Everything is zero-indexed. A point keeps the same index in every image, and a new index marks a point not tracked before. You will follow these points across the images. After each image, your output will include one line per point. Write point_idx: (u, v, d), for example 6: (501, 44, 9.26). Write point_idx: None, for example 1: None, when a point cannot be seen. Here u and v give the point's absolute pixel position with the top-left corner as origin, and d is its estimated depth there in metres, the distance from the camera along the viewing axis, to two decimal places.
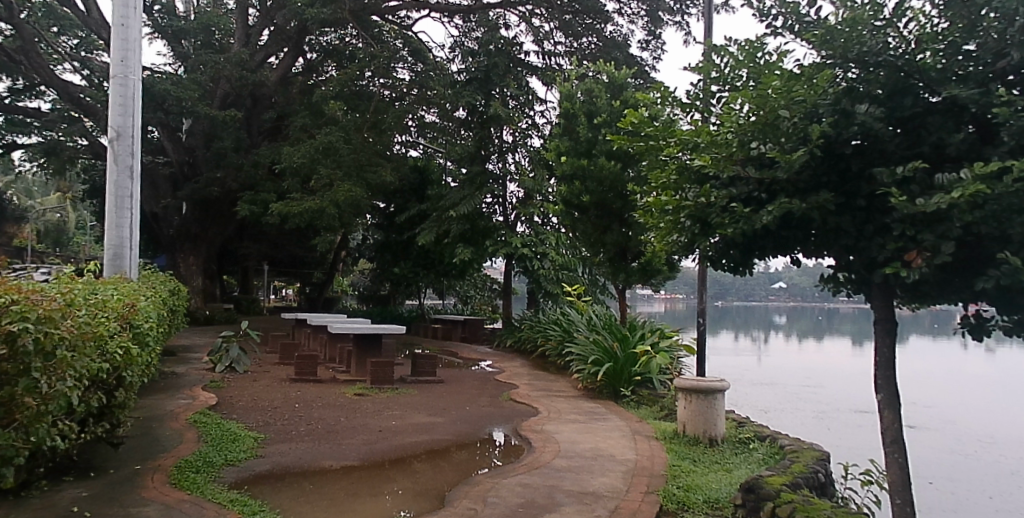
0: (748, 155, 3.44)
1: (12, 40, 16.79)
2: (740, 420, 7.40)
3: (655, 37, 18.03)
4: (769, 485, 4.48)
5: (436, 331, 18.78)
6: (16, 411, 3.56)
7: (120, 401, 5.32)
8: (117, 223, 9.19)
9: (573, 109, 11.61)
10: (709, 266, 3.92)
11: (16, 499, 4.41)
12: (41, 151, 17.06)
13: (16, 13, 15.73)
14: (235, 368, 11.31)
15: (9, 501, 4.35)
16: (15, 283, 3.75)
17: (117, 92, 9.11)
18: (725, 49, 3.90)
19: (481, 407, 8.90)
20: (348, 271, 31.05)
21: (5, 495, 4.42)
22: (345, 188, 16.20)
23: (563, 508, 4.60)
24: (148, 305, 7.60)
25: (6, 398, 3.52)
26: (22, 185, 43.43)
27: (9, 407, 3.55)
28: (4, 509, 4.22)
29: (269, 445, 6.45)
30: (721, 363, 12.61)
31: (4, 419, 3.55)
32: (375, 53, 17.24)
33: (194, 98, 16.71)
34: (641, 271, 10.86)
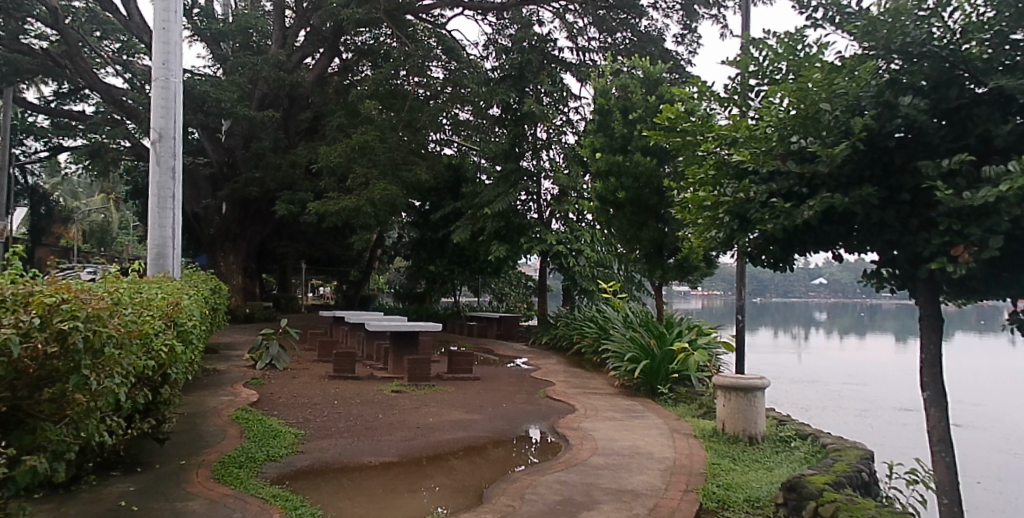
0: (789, 149, 3.38)
1: (59, 46, 17.39)
2: (781, 418, 7.28)
3: (691, 30, 17.77)
4: (811, 484, 4.41)
5: (472, 329, 18.84)
6: (67, 407, 3.42)
7: (165, 397, 5.54)
8: (160, 223, 9.47)
9: (607, 105, 11.53)
10: (749, 262, 3.86)
11: (66, 494, 4.61)
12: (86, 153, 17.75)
13: (60, 18, 16.28)
14: (275, 365, 11.55)
15: (60, 495, 4.56)
16: (62, 282, 3.69)
17: (160, 95, 9.37)
18: (763, 42, 3.88)
19: (517, 403, 8.95)
20: (384, 269, 31.43)
21: (56, 490, 4.64)
22: (380, 186, 16.39)
23: (602, 507, 4.60)
24: (191, 303, 7.87)
25: (57, 395, 3.35)
26: (69, 186, 44.95)
27: (60, 403, 3.39)
28: (57, 501, 4.43)
29: (309, 441, 6.59)
30: (761, 361, 12.41)
31: (55, 416, 3.40)
32: (409, 52, 17.42)
33: (232, 99, 17.11)
34: (677, 267, 10.79)
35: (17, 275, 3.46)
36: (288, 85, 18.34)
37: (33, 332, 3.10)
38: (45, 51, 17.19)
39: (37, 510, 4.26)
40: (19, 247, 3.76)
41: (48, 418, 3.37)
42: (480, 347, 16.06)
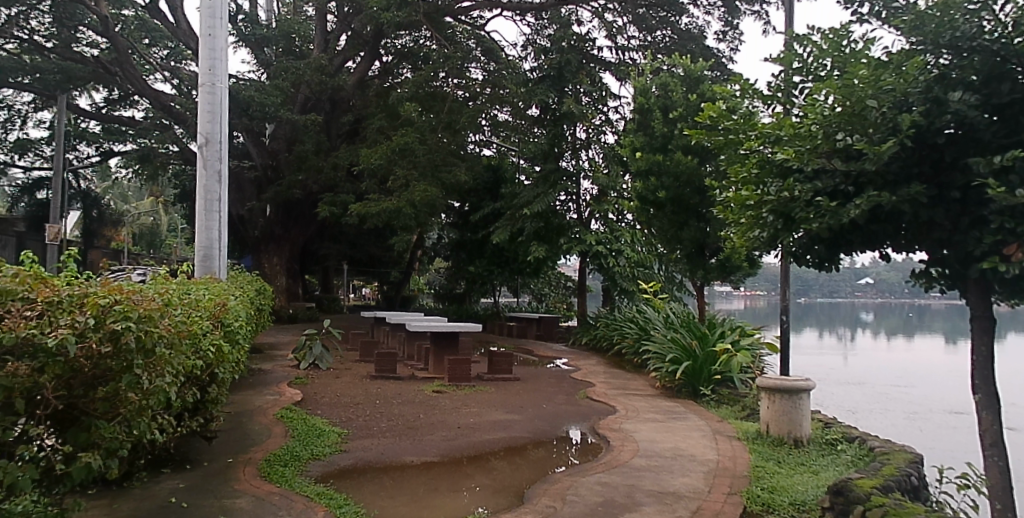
0: (834, 147, 3.35)
1: (110, 54, 17.99)
2: (827, 420, 7.14)
3: (733, 27, 17.51)
4: (858, 488, 4.32)
5: (512, 330, 18.90)
6: (120, 405, 3.56)
7: (213, 396, 5.72)
8: (207, 225, 9.75)
9: (647, 104, 11.44)
10: (794, 261, 3.81)
11: (119, 490, 4.79)
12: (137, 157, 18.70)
13: (111, 27, 16.86)
14: (318, 365, 11.78)
15: (112, 491, 4.73)
16: (117, 284, 3.81)
17: (206, 100, 9.65)
18: (808, 38, 3.84)
19: (558, 404, 8.95)
20: (424, 270, 31.75)
21: (109, 486, 4.81)
22: (421, 187, 16.60)
23: (643, 508, 4.59)
24: (237, 303, 8.10)
25: (110, 394, 3.47)
26: (119, 190, 46.45)
27: (113, 401, 3.52)
28: (109, 497, 4.61)
29: (352, 440, 6.73)
30: (805, 362, 12.17)
31: (109, 413, 3.55)
32: (449, 54, 17.53)
33: (276, 103, 17.52)
34: (719, 267, 10.67)
35: (73, 277, 3.60)
36: (329, 89, 18.70)
37: (88, 332, 3.19)
38: (96, 59, 17.87)
39: (91, 506, 4.43)
40: (74, 249, 3.90)
41: (101, 416, 3.50)
42: (519, 347, 16.10)
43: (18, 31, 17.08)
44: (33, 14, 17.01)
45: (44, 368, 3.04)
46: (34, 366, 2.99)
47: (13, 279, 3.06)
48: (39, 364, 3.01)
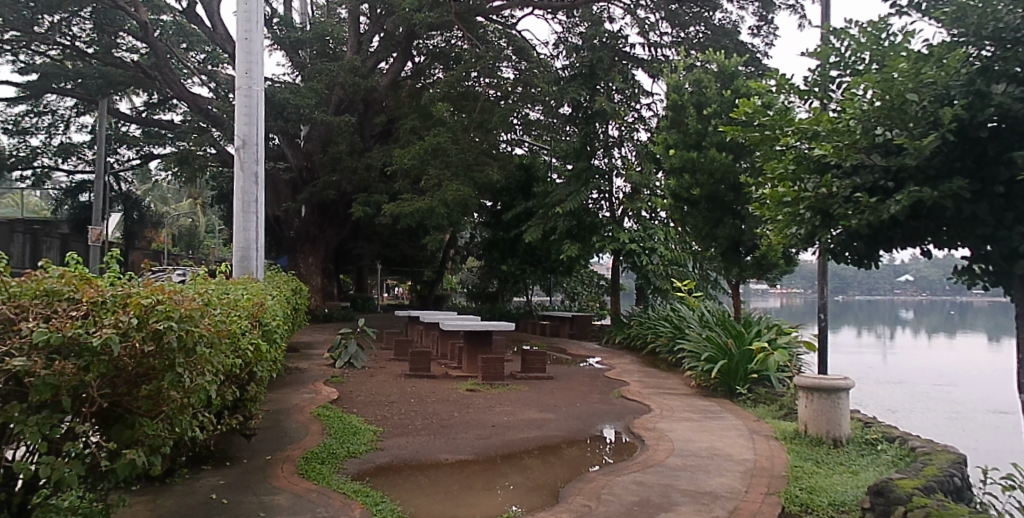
0: (873, 142, 3.31)
1: (148, 58, 18.50)
2: (867, 420, 7.03)
3: (768, 22, 17.24)
4: (900, 489, 4.24)
5: (545, 328, 18.92)
6: (162, 403, 3.61)
7: (251, 395, 5.87)
8: (244, 226, 9.95)
9: (681, 101, 11.35)
10: (831, 259, 3.72)
11: (162, 486, 4.94)
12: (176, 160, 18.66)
13: (150, 32, 17.34)
14: (353, 364, 11.95)
15: (155, 487, 4.89)
16: (160, 284, 3.90)
17: (243, 103, 9.86)
18: (845, 32, 3.80)
19: (592, 403, 8.93)
20: (457, 269, 31.92)
21: (153, 482, 4.97)
22: (453, 187, 16.73)
23: (680, 508, 4.58)
24: (274, 303, 8.28)
25: (153, 392, 3.52)
26: (159, 192, 47.62)
27: (156, 399, 3.57)
28: (153, 493, 4.75)
29: (388, 438, 6.82)
30: (843, 361, 11.93)
31: (152, 411, 3.61)
32: (480, 54, 17.54)
33: (310, 105, 17.82)
34: (755, 265, 10.55)
35: (117, 278, 3.73)
36: (363, 90, 18.95)
37: (131, 331, 3.25)
38: (136, 64, 18.38)
39: (137, 501, 4.59)
40: (118, 252, 4.05)
41: (145, 414, 3.57)
42: (553, 346, 16.10)
43: (60, 37, 17.53)
44: (75, 20, 17.55)
45: (90, 366, 3.11)
46: (81, 364, 3.08)
47: (60, 280, 3.30)
48: (85, 362, 3.09)
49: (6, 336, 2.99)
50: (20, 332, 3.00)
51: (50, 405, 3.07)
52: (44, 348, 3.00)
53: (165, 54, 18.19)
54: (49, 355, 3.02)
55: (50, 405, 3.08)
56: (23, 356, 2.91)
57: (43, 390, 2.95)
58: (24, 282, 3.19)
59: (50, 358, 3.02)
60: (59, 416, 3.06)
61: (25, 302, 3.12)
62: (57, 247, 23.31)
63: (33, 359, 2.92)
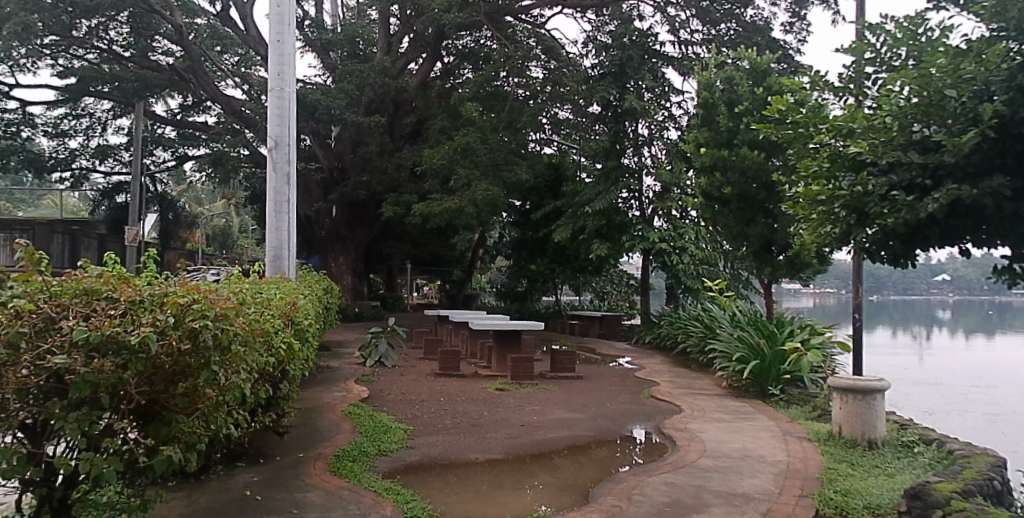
0: (911, 138, 3.26)
1: (183, 61, 18.88)
2: (904, 422, 6.89)
3: (800, 18, 16.99)
4: (937, 492, 4.16)
5: (574, 328, 18.90)
6: (198, 401, 3.69)
7: (284, 393, 5.98)
8: (277, 226, 10.11)
9: (712, 99, 11.24)
10: (867, 257, 3.65)
11: (198, 482, 5.06)
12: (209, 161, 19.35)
13: (185, 35, 17.68)
14: (384, 362, 12.09)
15: (191, 483, 5.01)
16: (196, 284, 3.97)
17: (275, 104, 10.03)
18: (881, 28, 3.79)
19: (622, 403, 8.90)
20: (487, 269, 32.03)
21: (189, 478, 5.10)
22: (483, 187, 16.81)
23: (711, 510, 4.55)
24: (306, 302, 8.41)
25: (189, 390, 3.60)
26: (194, 194, 48.63)
27: (192, 397, 3.65)
28: (188, 489, 4.87)
29: (417, 437, 6.87)
30: (878, 362, 11.71)
31: (188, 408, 3.69)
32: (509, 53, 17.53)
33: (341, 106, 18.04)
34: (788, 264, 10.40)
35: (154, 277, 3.83)
36: (393, 90, 19.10)
37: (168, 330, 3.33)
38: (171, 67, 18.81)
39: (173, 497, 4.72)
40: (155, 251, 4.15)
41: (182, 411, 3.66)
42: (583, 346, 16.07)
43: (98, 41, 18.05)
44: (112, 25, 18.00)
45: (128, 365, 3.22)
46: (119, 362, 3.18)
47: (99, 280, 3.37)
48: (123, 361, 3.19)
49: (47, 335, 3.10)
50: (61, 330, 3.10)
51: (88, 401, 3.19)
52: (84, 347, 3.10)
53: (199, 57, 18.57)
54: (88, 353, 3.13)
55: (89, 402, 3.19)
56: (64, 354, 3.02)
57: (82, 387, 3.06)
58: (64, 282, 3.28)
59: (89, 356, 3.11)
60: (98, 413, 3.18)
61: (65, 301, 3.21)
62: (95, 248, 23.96)
63: (73, 357, 3.03)
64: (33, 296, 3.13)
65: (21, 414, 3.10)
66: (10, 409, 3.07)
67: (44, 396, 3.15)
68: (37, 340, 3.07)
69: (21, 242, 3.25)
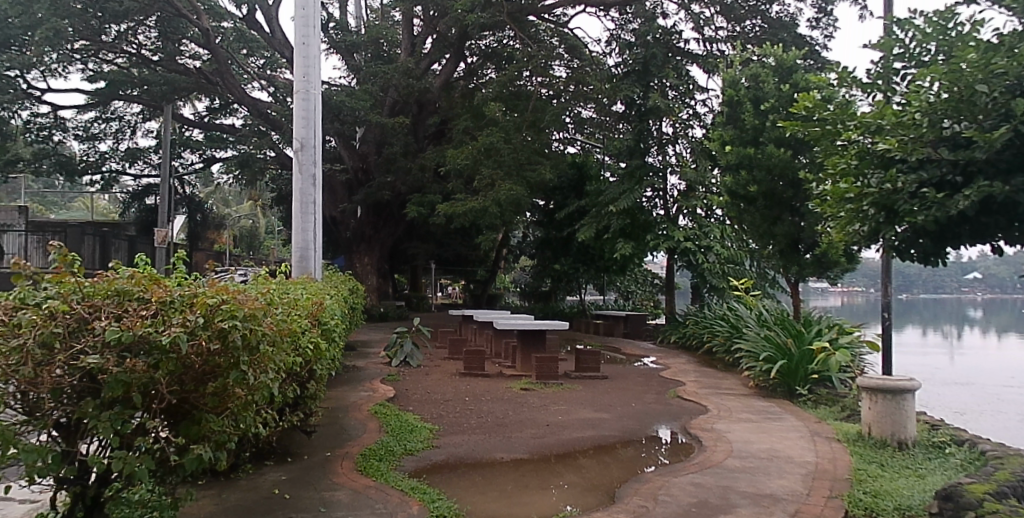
0: (941, 135, 3.23)
1: (210, 64, 19.20)
2: (935, 422, 6.79)
3: (827, 13, 16.76)
4: (970, 494, 4.10)
5: (599, 328, 18.88)
6: (227, 400, 3.75)
7: (312, 392, 6.07)
8: (303, 227, 10.25)
9: (737, 96, 11.16)
10: (896, 256, 3.63)
11: (228, 480, 5.17)
12: (237, 163, 19.63)
13: (212, 39, 17.96)
14: (409, 362, 12.19)
15: (221, 482, 5.12)
16: (226, 285, 4.05)
17: (301, 106, 10.16)
18: (910, 22, 3.76)
19: (647, 403, 8.87)
20: (511, 268, 32.11)
21: (219, 477, 5.20)
22: (506, 187, 16.85)
23: (739, 510, 4.54)
24: (332, 303, 8.51)
25: (219, 389, 3.67)
26: (222, 195, 49.37)
27: (222, 397, 3.72)
28: (218, 488, 4.98)
29: (443, 437, 6.92)
30: (909, 361, 11.53)
31: (217, 408, 3.76)
32: (533, 53, 17.55)
33: (366, 107, 18.20)
34: (815, 262, 10.29)
35: (184, 278, 3.92)
36: (417, 91, 19.21)
37: (198, 331, 3.39)
38: (199, 70, 19.16)
39: (203, 495, 4.82)
40: (185, 252, 4.24)
41: (211, 410, 3.73)
42: (608, 346, 16.02)
43: (127, 46, 18.42)
44: (141, 30, 18.34)
45: (159, 364, 3.29)
46: (151, 362, 3.26)
47: (130, 281, 3.47)
48: (155, 360, 3.28)
49: (81, 335, 3.19)
50: (93, 330, 3.19)
51: (121, 401, 3.28)
52: (116, 347, 3.19)
53: (226, 60, 18.87)
54: (120, 354, 3.21)
55: (121, 401, 3.28)
56: (97, 354, 3.11)
57: (115, 387, 3.15)
58: (96, 282, 3.37)
59: (122, 356, 3.20)
60: (130, 412, 3.27)
61: (98, 301, 3.30)
62: (126, 249, 24.49)
63: (106, 357, 3.12)
64: (67, 297, 3.23)
65: (56, 412, 3.21)
66: (46, 408, 3.18)
67: (77, 395, 3.25)
68: (71, 340, 3.17)
69: (55, 244, 3.35)
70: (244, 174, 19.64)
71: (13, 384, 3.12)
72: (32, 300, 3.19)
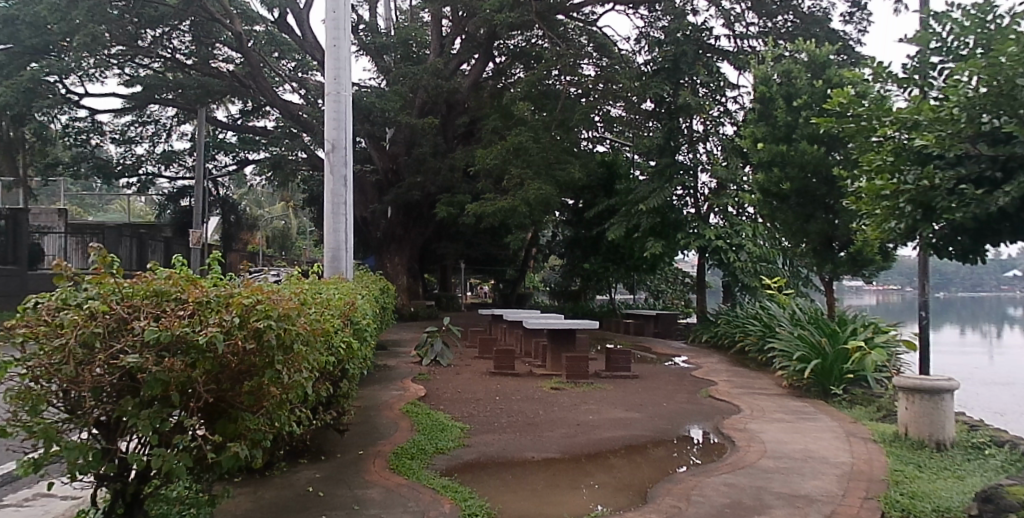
0: (980, 130, 3.19)
1: (243, 68, 19.58)
2: (975, 423, 6.67)
3: (861, 8, 16.46)
4: (1011, 496, 4.00)
5: (629, 327, 18.80)
6: (263, 399, 3.83)
7: (344, 391, 6.17)
8: (335, 227, 10.40)
9: (769, 93, 11.03)
10: (933, 253, 3.60)
11: (263, 478, 5.29)
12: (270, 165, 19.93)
13: (245, 43, 18.29)
14: (439, 361, 12.29)
15: (256, 479, 5.25)
16: (260, 286, 4.14)
17: (332, 108, 10.33)
18: (947, 16, 3.71)
19: (679, 403, 8.82)
20: (540, 268, 32.15)
21: (255, 474, 5.33)
22: (536, 186, 16.87)
23: (773, 511, 4.51)
24: (364, 303, 8.64)
25: (254, 388, 3.74)
26: (254, 196, 50.14)
27: (258, 395, 3.79)
28: (255, 485, 5.10)
29: (474, 436, 6.99)
30: (947, 361, 11.29)
31: (254, 406, 3.83)
32: (562, 52, 17.55)
33: (395, 108, 18.37)
34: (850, 261, 10.16)
35: (219, 279, 4.03)
36: (446, 91, 19.34)
37: (234, 330, 3.48)
38: (233, 74, 19.55)
39: (239, 492, 4.94)
40: (220, 254, 4.36)
41: (248, 409, 3.80)
42: (639, 345, 15.93)
43: (163, 50, 18.74)
44: (175, 34, 18.65)
45: (196, 363, 3.38)
46: (188, 361, 3.35)
47: (168, 281, 3.59)
48: (192, 360, 3.37)
49: (120, 334, 3.30)
50: (132, 330, 3.30)
51: (159, 399, 3.38)
52: (155, 346, 3.29)
53: (259, 63, 19.21)
54: (159, 353, 3.31)
55: (161, 399, 3.38)
56: (136, 353, 3.21)
57: (154, 385, 3.24)
58: (135, 283, 3.49)
59: (160, 356, 3.30)
60: (169, 410, 3.37)
61: (137, 301, 3.42)
62: (162, 250, 25.08)
63: (144, 357, 3.21)
64: (106, 297, 3.36)
65: (96, 411, 3.32)
66: (86, 407, 3.30)
67: (117, 394, 3.36)
68: (110, 340, 3.28)
69: (95, 246, 3.48)
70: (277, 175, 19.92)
71: (56, 383, 3.25)
72: (74, 300, 3.33)
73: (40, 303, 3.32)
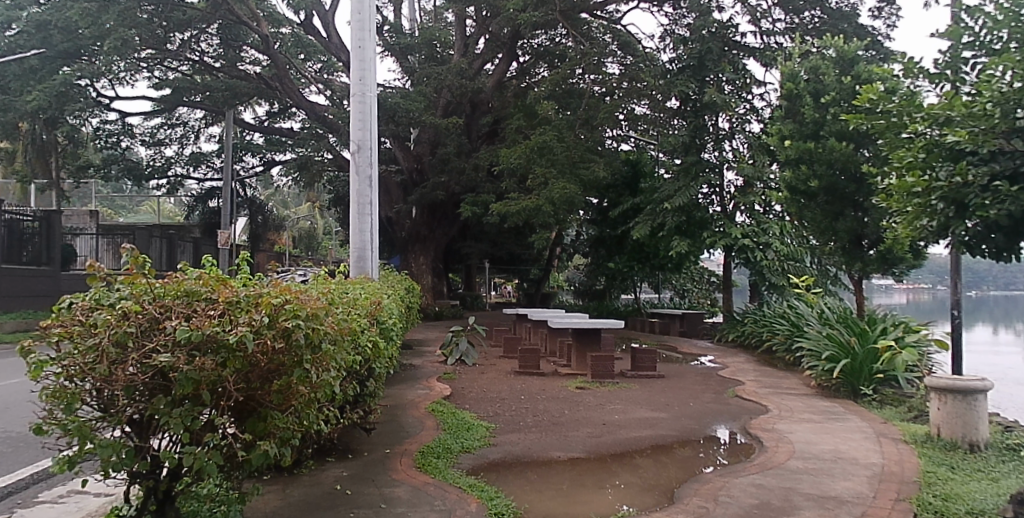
0: (1014, 126, 3.13)
1: (269, 70, 19.87)
2: (1009, 424, 6.54)
3: (890, 2, 16.16)
4: None
5: (654, 327, 18.71)
6: (291, 397, 3.88)
7: (370, 390, 6.23)
8: (360, 227, 10.51)
9: (797, 90, 10.83)
10: (966, 252, 3.54)
11: (292, 476, 5.39)
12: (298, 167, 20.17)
13: (271, 45, 18.52)
14: (464, 360, 12.33)
15: (285, 477, 5.34)
16: (288, 285, 4.20)
17: (357, 108, 10.43)
18: (979, 10, 3.65)
19: (705, 403, 8.77)
20: (565, 267, 32.10)
21: (284, 472, 5.43)
22: (560, 185, 16.86)
23: (802, 512, 4.48)
24: (390, 302, 8.71)
25: (283, 386, 3.79)
26: (281, 198, 50.74)
27: (286, 394, 3.84)
28: (284, 482, 5.19)
29: (499, 435, 7.01)
30: (981, 361, 11.04)
31: (283, 405, 3.89)
32: (586, 50, 17.52)
33: (419, 108, 18.45)
34: (879, 259, 10.02)
35: (248, 279, 4.10)
36: (469, 91, 19.41)
37: (263, 329, 3.55)
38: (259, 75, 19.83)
39: (269, 490, 5.03)
40: (249, 254, 4.44)
41: (277, 406, 3.85)
42: (664, 344, 15.84)
43: (191, 53, 18.97)
44: (203, 37, 18.93)
45: (226, 362, 3.45)
46: (219, 360, 3.42)
47: (198, 281, 3.66)
48: (222, 359, 3.43)
49: (153, 334, 3.39)
50: (164, 329, 3.38)
51: (191, 398, 3.46)
52: (186, 345, 3.36)
53: (285, 65, 19.45)
54: (190, 352, 3.38)
55: (191, 398, 3.45)
56: (168, 353, 3.29)
57: (185, 384, 3.31)
58: (166, 283, 3.57)
59: (191, 355, 3.36)
60: (199, 408, 3.44)
61: (168, 301, 3.50)
62: (191, 251, 25.54)
63: (176, 356, 3.29)
64: (139, 298, 3.45)
65: (129, 410, 3.41)
66: (120, 405, 3.39)
67: (149, 392, 3.44)
68: (143, 339, 3.36)
69: (127, 247, 3.56)
70: (303, 176, 20.16)
71: (89, 382, 3.35)
72: (107, 301, 3.43)
73: (74, 303, 3.43)
